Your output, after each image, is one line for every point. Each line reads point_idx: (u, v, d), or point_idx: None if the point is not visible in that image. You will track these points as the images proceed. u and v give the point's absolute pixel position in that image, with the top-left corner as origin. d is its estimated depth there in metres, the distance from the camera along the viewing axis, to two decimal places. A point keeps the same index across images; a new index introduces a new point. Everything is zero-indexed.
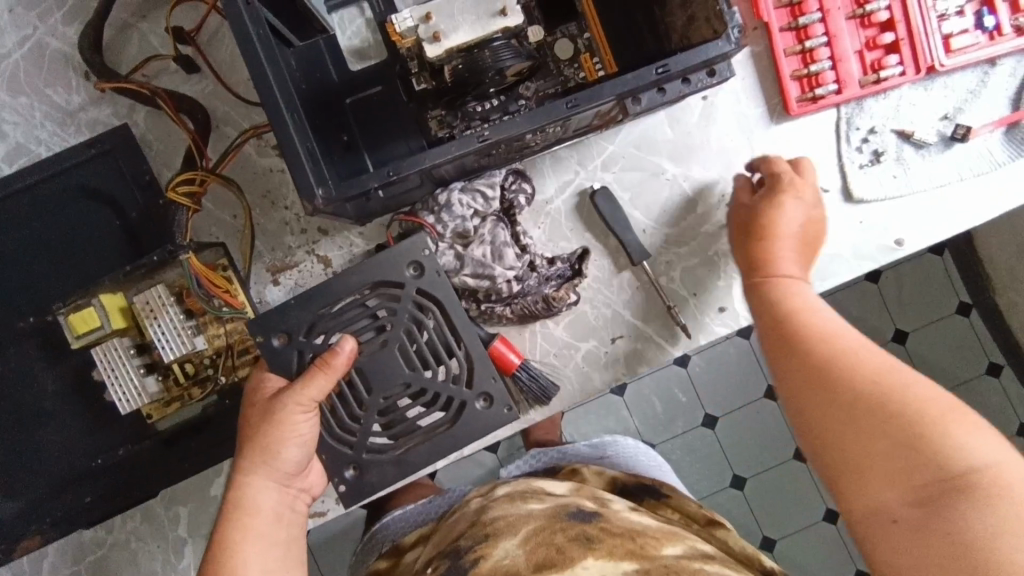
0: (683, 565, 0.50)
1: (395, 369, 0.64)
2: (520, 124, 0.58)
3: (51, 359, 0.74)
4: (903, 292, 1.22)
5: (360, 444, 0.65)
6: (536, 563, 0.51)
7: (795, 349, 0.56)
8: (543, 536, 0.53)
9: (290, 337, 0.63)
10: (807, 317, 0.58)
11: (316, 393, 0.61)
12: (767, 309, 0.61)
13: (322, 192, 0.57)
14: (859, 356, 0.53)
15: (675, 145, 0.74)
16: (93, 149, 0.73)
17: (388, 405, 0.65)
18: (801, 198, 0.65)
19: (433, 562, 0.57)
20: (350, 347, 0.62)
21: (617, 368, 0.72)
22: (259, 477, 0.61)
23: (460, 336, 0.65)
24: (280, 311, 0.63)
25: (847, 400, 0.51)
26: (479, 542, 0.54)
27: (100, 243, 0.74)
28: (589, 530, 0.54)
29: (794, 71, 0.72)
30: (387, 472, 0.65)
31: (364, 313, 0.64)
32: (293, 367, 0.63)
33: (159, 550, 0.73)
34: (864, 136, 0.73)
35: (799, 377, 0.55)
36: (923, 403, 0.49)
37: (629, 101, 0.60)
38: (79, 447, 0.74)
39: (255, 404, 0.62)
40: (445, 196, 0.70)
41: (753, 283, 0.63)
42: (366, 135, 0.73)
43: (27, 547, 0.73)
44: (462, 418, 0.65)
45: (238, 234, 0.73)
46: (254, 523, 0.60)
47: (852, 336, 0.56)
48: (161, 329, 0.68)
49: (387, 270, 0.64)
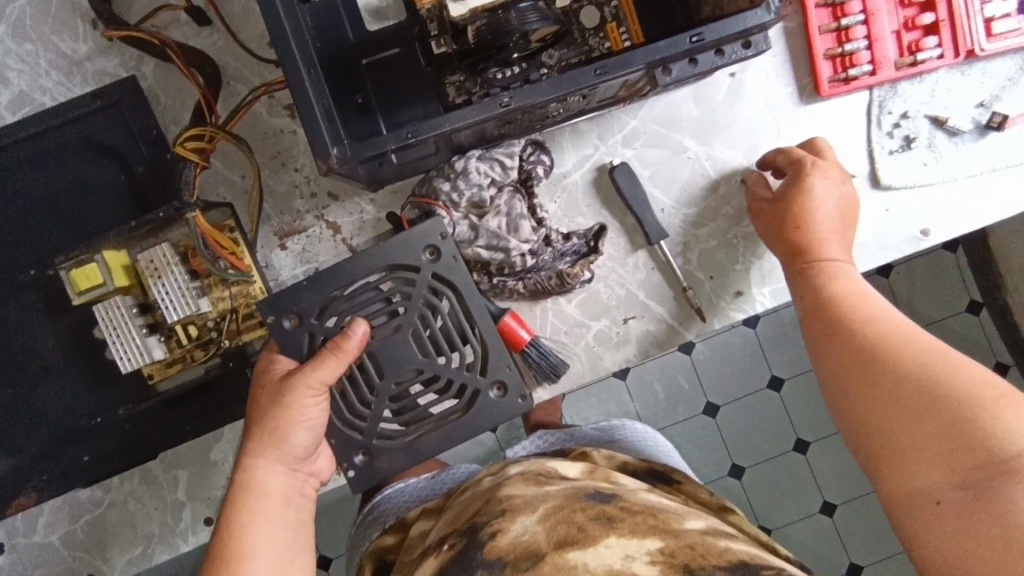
0: (708, 544, 0.49)
1: (409, 353, 0.62)
2: (545, 90, 0.55)
3: (53, 315, 0.73)
4: (915, 287, 1.22)
5: (370, 429, 0.63)
6: (557, 540, 0.49)
7: (836, 336, 0.57)
8: (561, 514, 0.51)
9: (301, 319, 0.62)
10: (852, 304, 0.58)
11: (326, 377, 0.59)
12: (805, 296, 0.62)
13: (337, 152, 0.54)
14: (905, 341, 0.53)
15: (698, 122, 0.72)
16: (99, 100, 0.70)
17: (400, 391, 0.63)
18: (837, 184, 0.65)
19: (449, 539, 0.55)
20: (362, 331, 0.60)
21: (629, 349, 0.71)
22: (267, 460, 0.59)
23: (474, 323, 0.63)
24: (293, 292, 0.62)
25: (889, 384, 0.51)
26: (496, 517, 0.53)
27: (105, 200, 0.72)
28: (609, 510, 0.52)
29: (827, 49, 0.70)
30: (397, 460, 0.63)
31: (377, 301, 0.62)
32: (303, 348, 0.62)
33: (157, 513, 0.72)
34: (895, 121, 0.71)
35: (842, 362, 0.55)
36: (971, 387, 0.47)
37: (660, 71, 0.57)
38: (80, 404, 0.73)
39: (265, 385, 0.60)
40: (462, 163, 0.68)
41: (797, 269, 0.64)
42: (381, 98, 0.71)
43: (22, 504, 0.71)
44: (475, 405, 0.63)
45: (246, 196, 0.71)
46: (261, 505, 0.58)
47: (893, 322, 0.55)
48: (165, 289, 0.66)
49: (402, 253, 0.62)
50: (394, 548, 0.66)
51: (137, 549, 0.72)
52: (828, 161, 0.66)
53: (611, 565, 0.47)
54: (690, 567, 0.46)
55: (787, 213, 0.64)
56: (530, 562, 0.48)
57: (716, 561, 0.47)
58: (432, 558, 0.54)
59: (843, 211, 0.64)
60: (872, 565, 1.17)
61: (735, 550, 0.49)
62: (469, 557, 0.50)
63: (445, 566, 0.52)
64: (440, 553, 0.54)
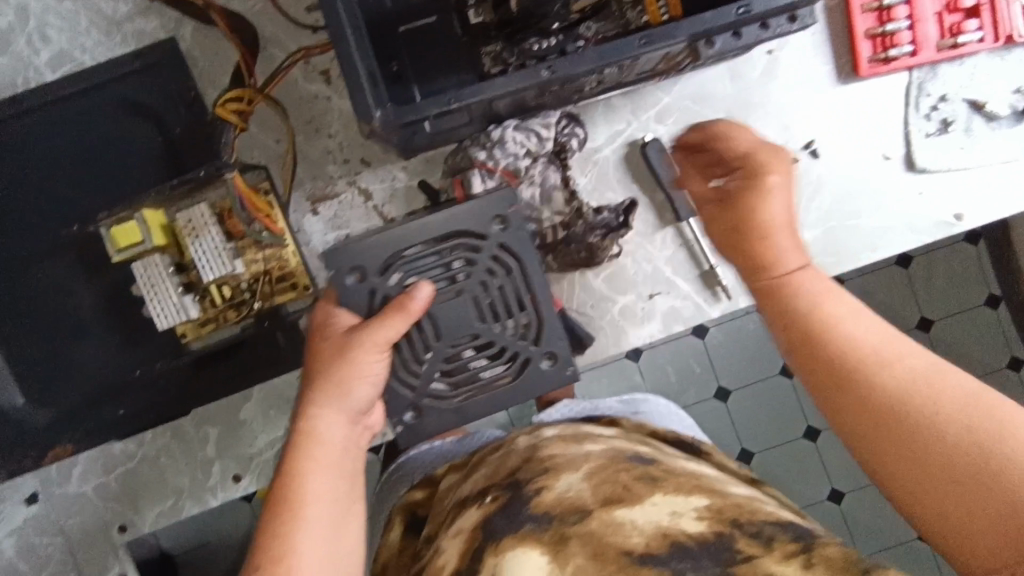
0: (755, 507, 0.52)
1: (468, 316, 0.60)
2: (588, 60, 0.54)
3: (89, 272, 0.74)
4: (933, 280, 1.23)
5: (420, 388, 0.61)
6: (604, 497, 0.53)
7: (823, 369, 0.51)
8: (606, 473, 0.56)
9: (365, 275, 0.59)
10: (830, 329, 0.52)
11: (390, 337, 0.56)
12: (779, 318, 0.56)
13: (381, 114, 0.54)
14: (898, 372, 0.48)
15: (733, 100, 0.72)
16: (139, 60, 0.70)
17: (454, 353, 0.61)
18: (784, 179, 0.60)
19: (491, 492, 0.59)
20: (427, 292, 0.57)
21: (652, 325, 0.72)
22: (329, 411, 0.56)
23: (536, 295, 0.61)
24: (361, 246, 0.58)
25: (891, 430, 0.46)
26: (541, 475, 0.57)
27: (143, 159, 0.72)
28: (652, 472, 0.56)
29: (867, 29, 0.69)
30: (445, 420, 0.61)
31: (441, 260, 0.60)
32: (367, 305, 0.59)
33: (187, 468, 0.73)
34: (934, 104, 0.71)
35: (850, 414, 0.49)
36: (976, 418, 0.44)
37: (702, 44, 0.57)
38: (115, 361, 0.75)
39: (327, 339, 0.57)
40: (499, 133, 0.68)
41: (768, 293, 0.58)
42: (415, 66, 0.71)
43: (59, 454, 0.74)
44: (524, 374, 0.61)
45: (280, 160, 0.72)
46: (321, 455, 0.55)
47: (874, 343, 0.50)
48: (202, 248, 0.68)
49: (470, 213, 0.59)
50: (424, 503, 0.70)
51: (168, 502, 0.74)
52: (765, 150, 0.61)
53: (659, 522, 0.51)
54: (738, 524, 0.50)
55: (746, 229, 0.60)
56: (577, 516, 0.52)
57: (763, 520, 0.50)
58: (475, 510, 0.58)
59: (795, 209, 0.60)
60: (878, 552, 1.18)
61: (780, 513, 0.52)
62: (516, 510, 0.55)
63: (490, 516, 0.56)
64: (483, 505, 0.58)
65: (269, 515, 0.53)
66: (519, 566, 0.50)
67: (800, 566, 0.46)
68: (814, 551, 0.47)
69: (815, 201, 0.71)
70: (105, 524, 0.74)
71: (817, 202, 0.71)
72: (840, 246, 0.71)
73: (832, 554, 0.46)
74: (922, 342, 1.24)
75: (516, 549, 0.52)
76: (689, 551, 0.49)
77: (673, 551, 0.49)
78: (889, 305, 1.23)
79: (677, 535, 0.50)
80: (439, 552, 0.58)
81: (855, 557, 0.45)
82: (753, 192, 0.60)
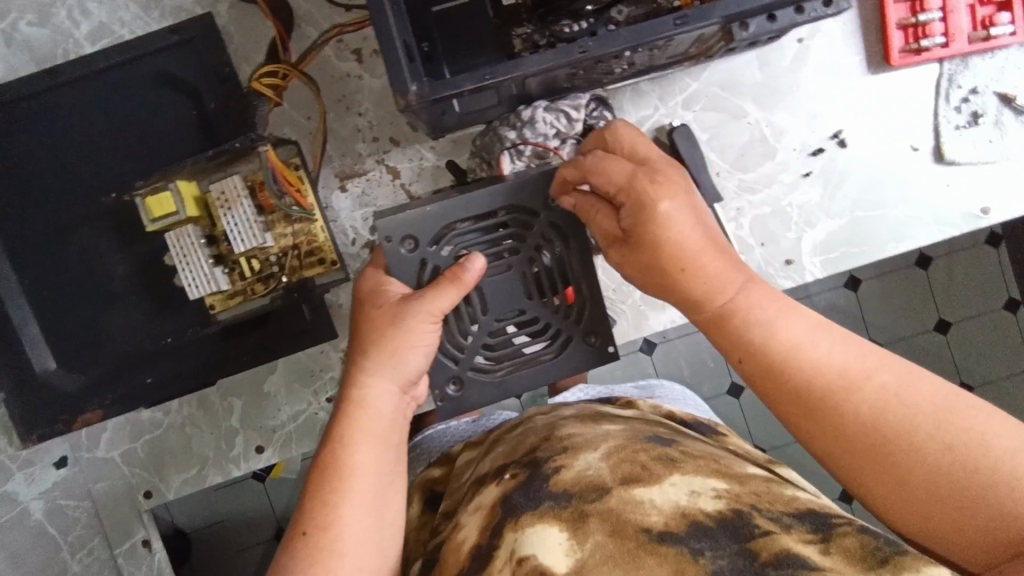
0: (774, 492, 0.50)
1: (516, 291, 0.60)
2: (623, 39, 0.55)
3: (122, 243, 0.75)
4: (952, 283, 1.23)
5: (465, 360, 0.60)
6: (621, 476, 0.51)
7: (791, 403, 0.48)
8: (625, 453, 0.54)
9: (417, 243, 0.58)
10: (778, 354, 0.48)
11: (443, 308, 0.55)
12: (733, 351, 0.51)
13: (416, 88, 0.55)
14: (855, 391, 0.45)
15: (761, 88, 0.72)
16: (176, 35, 0.72)
17: (499, 327, 0.60)
18: (681, 195, 0.52)
19: (509, 469, 0.58)
20: (480, 265, 0.56)
21: (673, 310, 0.73)
22: (382, 380, 0.54)
23: (586, 273, 0.61)
24: (415, 216, 0.57)
25: (871, 453, 0.44)
26: (560, 453, 0.56)
27: (178, 132, 0.74)
28: (671, 453, 0.54)
29: (900, 19, 0.69)
30: (487, 394, 0.61)
31: (493, 234, 0.59)
32: (417, 275, 0.58)
33: (212, 438, 0.75)
34: (964, 96, 0.71)
35: (827, 443, 0.46)
36: (955, 431, 0.42)
37: (736, 27, 0.57)
38: (145, 331, 0.76)
39: (381, 307, 0.55)
40: (529, 112, 0.66)
41: (735, 325, 0.51)
42: (446, 46, 0.71)
43: (88, 420, 0.75)
44: (568, 351, 0.61)
45: (310, 136, 0.73)
46: (370, 425, 0.53)
47: (840, 364, 0.47)
48: (234, 220, 0.69)
49: (525, 187, 0.59)
50: (441, 480, 0.71)
51: (193, 471, 0.75)
52: (648, 176, 0.53)
53: (677, 501, 0.49)
54: (757, 507, 0.48)
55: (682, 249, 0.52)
56: (596, 493, 0.51)
57: (783, 508, 0.48)
58: (494, 487, 0.58)
59: (702, 222, 0.52)
60: None
61: (803, 499, 0.50)
62: (535, 487, 0.53)
63: (509, 492, 0.55)
64: (502, 482, 0.57)
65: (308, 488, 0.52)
66: (538, 542, 0.49)
67: (817, 551, 0.43)
68: (833, 540, 0.44)
69: (840, 191, 0.72)
70: (131, 489, 0.76)
71: (843, 191, 0.72)
72: (865, 237, 0.72)
73: (851, 545, 0.43)
74: (939, 343, 1.23)
75: (536, 525, 0.50)
76: (708, 530, 0.46)
77: (692, 530, 0.47)
78: (907, 305, 1.23)
79: (695, 514, 0.48)
80: (458, 527, 0.57)
81: (875, 545, 0.43)
82: (646, 209, 0.52)
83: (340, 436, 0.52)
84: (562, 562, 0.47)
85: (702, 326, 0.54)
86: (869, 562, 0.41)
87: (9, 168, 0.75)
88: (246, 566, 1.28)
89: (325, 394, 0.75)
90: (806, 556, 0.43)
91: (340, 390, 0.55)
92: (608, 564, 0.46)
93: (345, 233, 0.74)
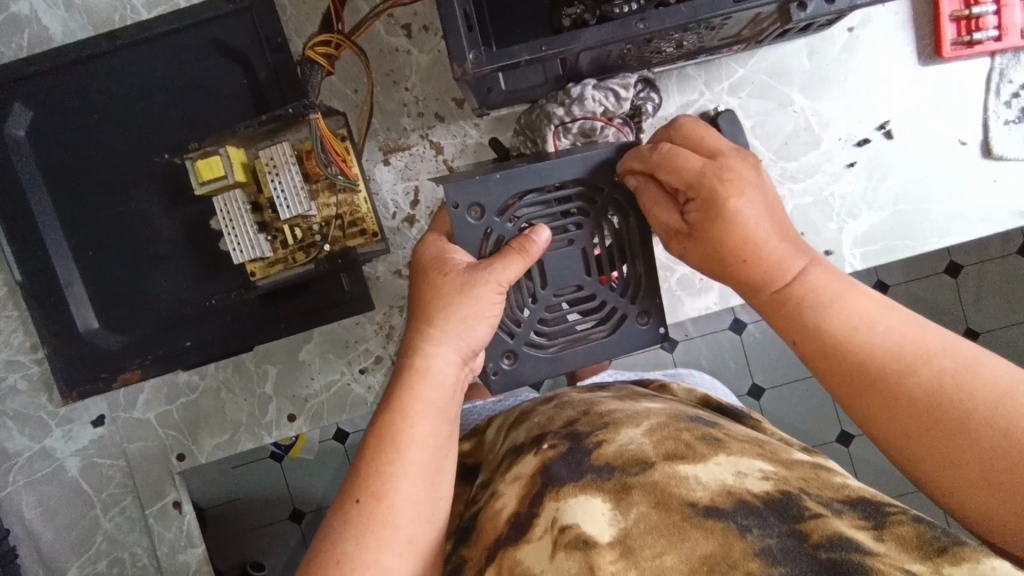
0: (823, 479, 0.45)
1: (575, 266, 0.61)
2: (681, 15, 0.55)
3: (170, 207, 0.77)
4: (980, 293, 1.21)
5: (521, 335, 0.61)
6: (664, 452, 0.47)
7: (845, 383, 0.47)
8: (668, 431, 0.50)
9: (484, 210, 0.58)
10: (832, 334, 0.48)
11: (510, 278, 0.55)
12: (787, 331, 0.51)
13: (474, 58, 0.56)
14: (911, 373, 0.44)
15: (810, 76, 0.72)
16: (231, 4, 0.73)
17: (556, 303, 0.61)
18: (748, 189, 0.53)
19: (547, 440, 0.55)
20: (545, 236, 0.57)
21: (710, 297, 0.73)
22: (446, 349, 0.54)
23: (640, 250, 0.62)
24: (480, 184, 0.57)
25: (924, 435, 0.42)
26: (600, 429, 0.52)
27: (228, 100, 0.75)
28: (714, 433, 0.50)
29: (953, 11, 0.69)
30: (541, 367, 0.61)
31: (555, 209, 0.60)
32: (480, 245, 0.58)
33: (245, 403, 0.76)
34: (1015, 91, 0.70)
35: (880, 425, 0.45)
36: (1016, 419, 0.39)
37: (794, 7, 0.56)
38: (186, 295, 0.77)
39: (447, 275, 0.55)
40: (579, 90, 0.66)
41: (789, 304, 0.51)
42: (496, 24, 0.72)
43: (128, 378, 0.76)
44: (622, 329, 0.62)
45: (358, 109, 0.75)
46: (428, 393, 0.53)
47: (896, 346, 0.46)
48: (281, 186, 0.70)
49: (579, 165, 0.59)
50: (470, 454, 0.68)
51: (225, 436, 0.76)
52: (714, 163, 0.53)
53: (723, 480, 0.44)
54: (806, 491, 0.43)
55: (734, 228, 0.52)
56: (640, 467, 0.47)
57: (832, 494, 0.43)
58: (533, 456, 0.54)
59: (768, 209, 0.53)
60: None
61: (853, 486, 0.45)
62: (576, 461, 0.50)
63: (550, 463, 0.51)
64: (540, 453, 0.53)
65: (361, 457, 0.51)
66: (581, 512, 0.45)
67: (871, 537, 0.39)
68: (886, 527, 0.40)
69: (884, 183, 0.71)
70: (164, 451, 0.77)
71: (886, 183, 0.71)
72: (909, 231, 0.71)
73: (906, 533, 0.39)
74: None
75: (578, 496, 0.46)
76: (755, 508, 0.42)
77: (737, 507, 0.42)
78: (937, 313, 1.21)
79: (742, 493, 0.43)
80: (496, 496, 0.53)
81: (931, 535, 0.38)
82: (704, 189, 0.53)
83: (400, 404, 0.52)
84: (606, 532, 0.43)
85: (758, 310, 0.54)
86: (925, 550, 0.37)
87: (62, 129, 0.76)
88: (260, 544, 1.29)
89: (358, 365, 0.76)
90: (860, 540, 0.38)
91: (401, 357, 0.55)
92: (653, 535, 0.42)
93: (386, 207, 0.75)
